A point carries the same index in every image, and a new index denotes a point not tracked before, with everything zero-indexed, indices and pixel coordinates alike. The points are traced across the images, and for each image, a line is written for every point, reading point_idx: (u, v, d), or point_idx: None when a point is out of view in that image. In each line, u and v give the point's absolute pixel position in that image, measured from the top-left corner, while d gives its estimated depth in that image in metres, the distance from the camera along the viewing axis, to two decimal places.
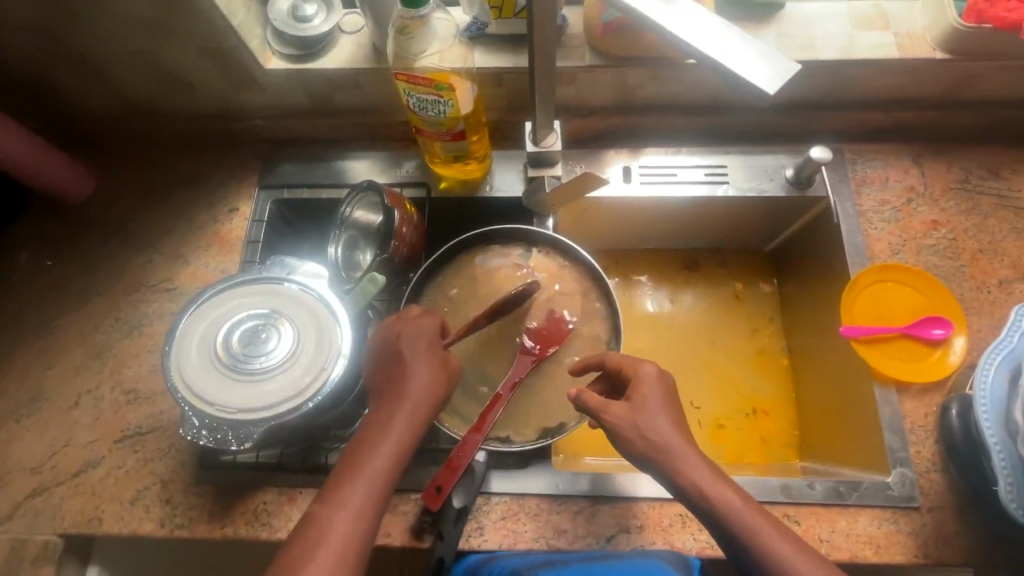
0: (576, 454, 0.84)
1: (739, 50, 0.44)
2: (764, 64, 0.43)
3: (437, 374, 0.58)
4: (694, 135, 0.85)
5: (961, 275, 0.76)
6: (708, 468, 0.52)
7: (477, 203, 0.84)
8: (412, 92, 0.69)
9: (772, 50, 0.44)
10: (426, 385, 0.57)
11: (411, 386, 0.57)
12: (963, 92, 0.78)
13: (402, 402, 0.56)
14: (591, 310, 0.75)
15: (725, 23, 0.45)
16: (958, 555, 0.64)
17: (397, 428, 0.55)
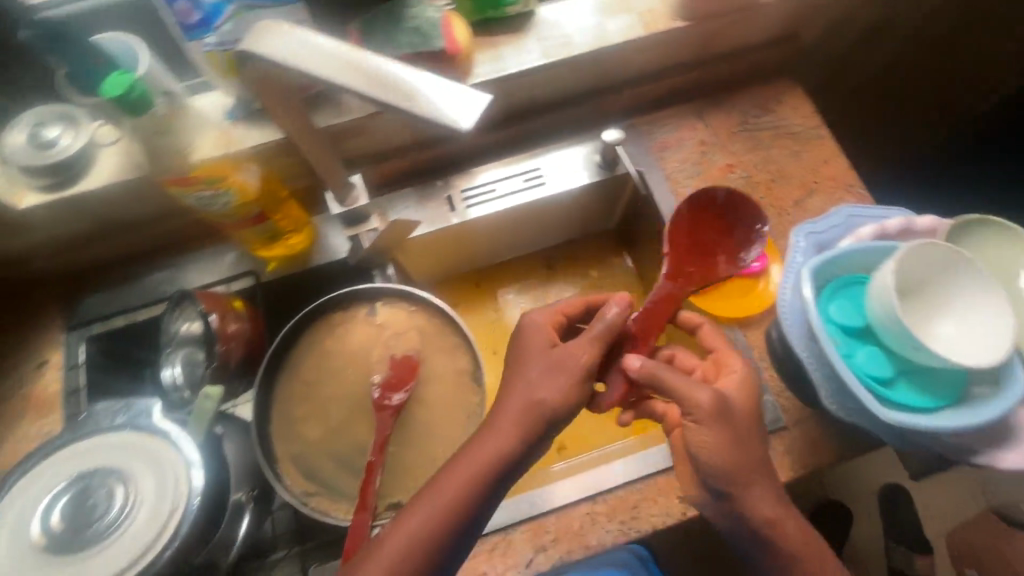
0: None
1: (428, 90, 0.42)
2: (452, 102, 0.42)
3: (552, 378, 0.57)
4: (504, 146, 0.87)
5: (763, 206, 0.84)
6: None
7: (310, 274, 0.81)
8: (188, 193, 0.65)
9: (458, 86, 0.43)
10: (539, 391, 0.56)
11: (526, 389, 0.56)
12: (714, 47, 0.86)
13: (511, 408, 0.55)
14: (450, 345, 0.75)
15: (412, 70, 0.43)
16: (829, 456, 0.70)
17: (494, 438, 0.54)
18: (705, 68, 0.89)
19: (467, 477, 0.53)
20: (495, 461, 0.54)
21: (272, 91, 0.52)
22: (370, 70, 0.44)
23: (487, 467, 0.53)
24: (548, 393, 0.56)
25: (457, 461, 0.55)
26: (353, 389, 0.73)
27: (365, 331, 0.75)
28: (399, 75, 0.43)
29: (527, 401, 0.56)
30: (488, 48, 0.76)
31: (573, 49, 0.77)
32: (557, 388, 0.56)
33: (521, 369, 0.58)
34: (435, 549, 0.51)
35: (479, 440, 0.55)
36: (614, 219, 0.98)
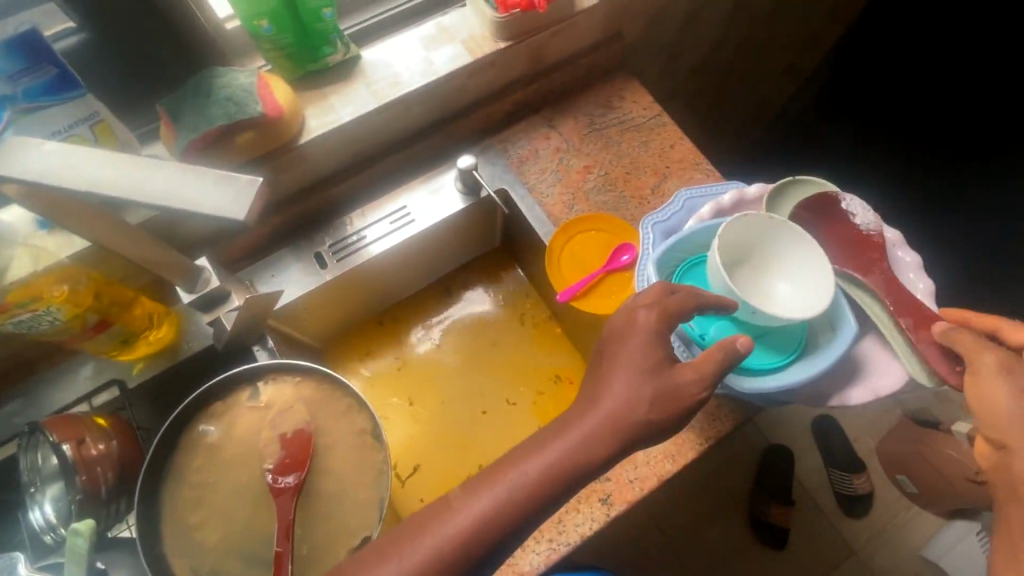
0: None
1: (202, 184, 0.44)
2: (233, 194, 0.44)
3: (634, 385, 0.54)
4: (365, 192, 0.86)
5: (624, 199, 0.87)
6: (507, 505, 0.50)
7: (184, 366, 0.77)
8: (3, 321, 0.60)
9: (238, 177, 0.44)
10: (633, 399, 0.53)
11: (636, 379, 0.54)
12: (547, 59, 0.89)
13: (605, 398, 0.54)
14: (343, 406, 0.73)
15: (192, 168, 0.44)
16: (727, 422, 0.74)
17: (575, 435, 0.52)
18: (544, 79, 0.91)
19: (542, 483, 0.50)
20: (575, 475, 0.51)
21: (58, 207, 0.50)
22: (138, 170, 0.44)
23: (558, 472, 0.51)
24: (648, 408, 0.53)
25: (521, 464, 0.51)
26: (250, 479, 0.69)
27: (252, 414, 0.72)
28: (170, 175, 0.44)
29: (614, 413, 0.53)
30: (316, 101, 0.75)
31: (405, 87, 0.77)
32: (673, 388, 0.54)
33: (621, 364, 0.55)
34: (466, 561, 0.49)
35: (556, 446, 0.52)
36: (497, 237, 0.98)
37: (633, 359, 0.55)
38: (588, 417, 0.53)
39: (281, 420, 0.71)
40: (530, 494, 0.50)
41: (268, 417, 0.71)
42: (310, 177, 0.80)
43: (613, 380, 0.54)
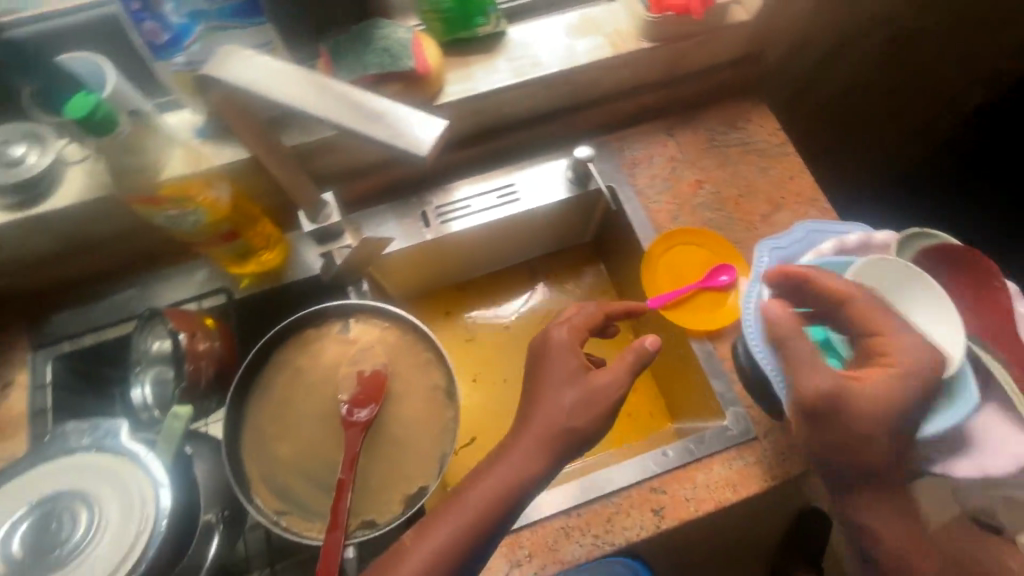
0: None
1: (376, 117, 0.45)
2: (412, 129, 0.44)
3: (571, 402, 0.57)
4: (478, 164, 0.88)
5: (731, 221, 0.86)
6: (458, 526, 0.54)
7: (284, 291, 0.81)
8: (157, 212, 0.67)
9: (419, 115, 0.45)
10: (564, 415, 0.57)
11: (557, 404, 0.57)
12: (683, 67, 0.88)
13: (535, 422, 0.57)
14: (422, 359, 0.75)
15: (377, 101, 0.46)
16: (798, 466, 0.72)
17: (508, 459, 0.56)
18: (674, 87, 0.91)
19: (478, 509, 0.54)
20: (510, 492, 0.55)
21: (233, 114, 0.53)
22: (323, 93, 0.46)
23: (496, 492, 0.55)
24: (571, 415, 0.57)
25: (469, 488, 0.55)
26: (325, 407, 0.73)
27: (339, 348, 0.75)
28: (355, 102, 0.46)
29: (544, 426, 0.56)
30: (458, 67, 0.78)
31: (543, 69, 0.79)
32: (594, 414, 0.57)
33: (552, 388, 0.58)
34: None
35: (483, 477, 0.56)
36: (589, 233, 0.99)
37: (554, 391, 0.58)
38: (511, 452, 0.56)
39: (363, 358, 0.75)
40: (476, 518, 0.54)
41: (353, 354, 0.75)
42: None
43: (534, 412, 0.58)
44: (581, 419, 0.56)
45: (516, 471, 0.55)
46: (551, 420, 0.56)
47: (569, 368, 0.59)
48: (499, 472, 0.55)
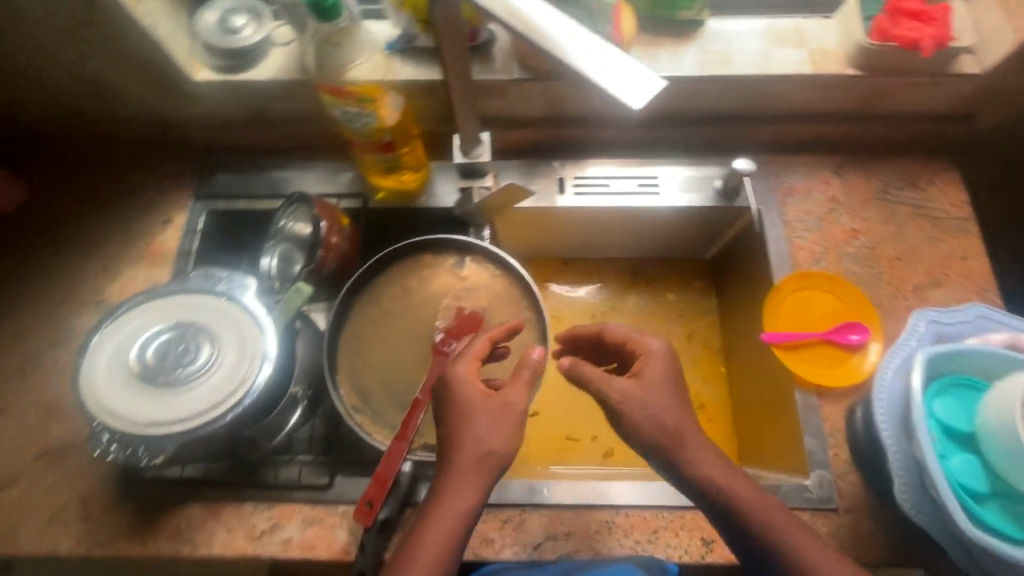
0: (545, 464, 0.82)
1: (607, 56, 0.43)
2: (629, 79, 0.42)
3: (497, 423, 0.55)
4: (628, 147, 0.87)
5: (879, 281, 0.78)
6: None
7: (413, 213, 0.84)
8: (337, 104, 0.69)
9: (641, 68, 0.43)
10: (494, 444, 0.54)
11: (477, 442, 0.53)
12: (878, 105, 0.81)
13: (461, 455, 0.53)
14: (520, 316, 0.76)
15: (597, 40, 0.44)
16: (874, 555, 0.66)
17: (461, 488, 0.52)
18: (860, 124, 0.84)
19: (442, 547, 0.50)
20: (465, 517, 0.51)
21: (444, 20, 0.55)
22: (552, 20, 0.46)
23: (459, 519, 0.51)
24: (490, 441, 0.54)
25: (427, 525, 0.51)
26: (420, 329, 0.76)
27: (449, 280, 0.78)
28: (574, 36, 0.44)
29: (476, 465, 0.53)
30: (646, 45, 0.77)
31: (731, 69, 0.76)
32: (505, 434, 0.54)
33: (461, 419, 0.55)
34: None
35: (433, 521, 0.51)
36: (712, 249, 0.96)
37: (470, 421, 0.55)
38: (450, 485, 0.52)
39: (465, 295, 0.77)
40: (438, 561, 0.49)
41: (460, 289, 0.77)
42: (596, 108, 0.82)
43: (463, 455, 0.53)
44: (505, 443, 0.54)
45: (469, 506, 0.52)
46: (480, 454, 0.53)
47: (471, 395, 0.56)
48: (449, 505, 0.51)
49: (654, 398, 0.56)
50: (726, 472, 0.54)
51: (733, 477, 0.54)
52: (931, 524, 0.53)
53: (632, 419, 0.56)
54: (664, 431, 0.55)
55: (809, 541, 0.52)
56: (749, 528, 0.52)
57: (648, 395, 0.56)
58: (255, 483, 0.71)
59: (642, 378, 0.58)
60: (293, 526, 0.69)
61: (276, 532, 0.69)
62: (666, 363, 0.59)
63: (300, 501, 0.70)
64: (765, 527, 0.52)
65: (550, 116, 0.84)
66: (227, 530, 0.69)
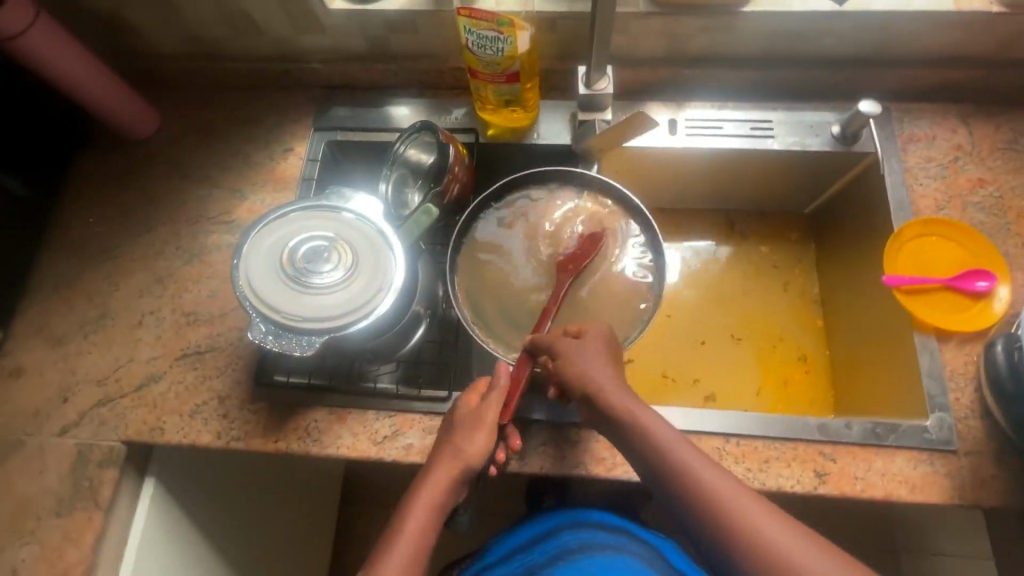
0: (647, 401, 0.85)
1: None
2: None
3: (481, 431, 0.63)
4: (740, 91, 0.86)
5: (1006, 232, 0.76)
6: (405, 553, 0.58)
7: (523, 149, 0.87)
8: (472, 29, 0.71)
9: None
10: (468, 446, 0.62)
11: (456, 447, 0.63)
12: (1015, 48, 0.78)
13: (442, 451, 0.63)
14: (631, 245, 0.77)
15: None
16: (995, 498, 0.65)
17: (439, 476, 0.62)
18: (993, 70, 0.81)
19: (420, 527, 0.60)
20: (438, 504, 0.61)
21: None
22: None
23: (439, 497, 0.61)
24: (468, 443, 0.62)
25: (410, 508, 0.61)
26: (531, 258, 0.79)
27: (563, 213, 0.80)
28: None
29: (451, 468, 0.62)
30: None
31: (863, 5, 0.75)
32: (484, 442, 0.62)
33: (449, 429, 0.65)
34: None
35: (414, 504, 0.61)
36: (814, 202, 0.94)
37: (455, 431, 0.64)
38: (427, 477, 0.62)
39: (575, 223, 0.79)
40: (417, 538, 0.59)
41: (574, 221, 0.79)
42: (713, 48, 0.82)
43: (440, 456, 0.63)
44: (483, 449, 0.62)
45: (442, 500, 0.61)
46: (459, 458, 0.62)
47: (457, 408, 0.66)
48: (426, 491, 0.61)
49: (596, 369, 0.62)
50: (655, 432, 0.58)
51: (670, 445, 0.57)
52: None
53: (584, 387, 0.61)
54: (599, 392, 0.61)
55: (747, 499, 0.53)
56: (680, 482, 0.55)
57: (598, 367, 0.62)
58: (377, 394, 0.75)
59: (583, 353, 0.63)
60: (412, 435, 0.73)
61: (397, 438, 0.73)
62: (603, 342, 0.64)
63: (419, 412, 0.74)
64: (696, 490, 0.54)
65: (666, 55, 0.84)
66: (352, 434, 0.74)
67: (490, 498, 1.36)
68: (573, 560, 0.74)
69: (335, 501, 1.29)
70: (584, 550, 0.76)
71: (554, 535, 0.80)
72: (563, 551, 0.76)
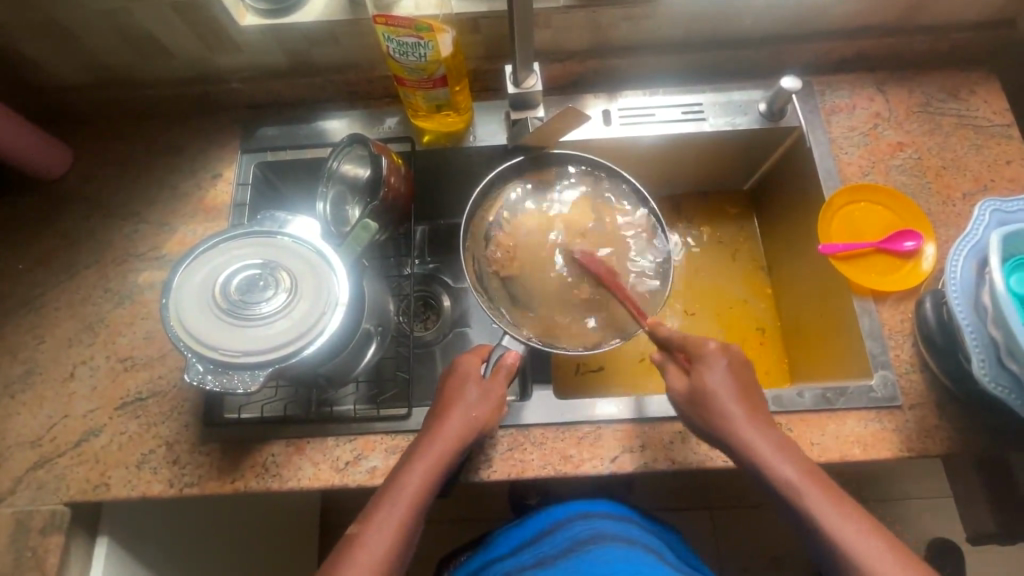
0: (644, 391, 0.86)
1: None
2: None
3: (487, 394, 0.67)
4: (669, 76, 0.87)
5: (927, 191, 0.80)
6: (397, 520, 0.57)
7: (461, 153, 0.86)
8: (392, 36, 0.69)
9: None
10: (475, 413, 0.65)
11: (464, 409, 0.65)
12: (919, 15, 0.82)
13: (448, 412, 0.64)
14: (631, 227, 0.80)
15: None
16: (940, 446, 0.68)
17: (442, 440, 0.62)
18: (902, 38, 0.84)
19: (419, 487, 0.59)
20: (442, 467, 0.61)
21: None
22: None
23: (440, 458, 0.61)
24: (476, 409, 0.65)
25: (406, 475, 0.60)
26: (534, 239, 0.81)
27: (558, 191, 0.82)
28: None
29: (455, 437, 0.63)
30: None
31: None
32: (489, 408, 0.66)
33: (455, 390, 0.66)
34: (403, 551, 0.57)
35: (415, 464, 0.61)
36: (751, 179, 0.96)
37: (461, 397, 0.66)
38: (431, 438, 0.62)
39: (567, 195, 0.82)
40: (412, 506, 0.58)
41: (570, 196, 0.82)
42: (639, 35, 0.83)
43: (445, 418, 0.64)
44: (489, 415, 0.66)
45: (443, 466, 0.61)
46: (466, 421, 0.64)
47: (467, 371, 0.68)
48: (431, 451, 0.61)
49: (726, 399, 0.60)
50: (787, 462, 0.56)
51: (825, 499, 0.54)
52: (1015, 397, 0.58)
53: (709, 410, 0.60)
54: (743, 435, 0.58)
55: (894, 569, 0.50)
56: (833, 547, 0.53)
57: (727, 399, 0.60)
58: (336, 419, 0.73)
59: (708, 377, 0.61)
60: (376, 457, 0.72)
61: (361, 462, 0.71)
62: (725, 367, 0.61)
63: (381, 432, 0.73)
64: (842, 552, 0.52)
65: (594, 47, 0.84)
66: (313, 465, 0.71)
67: (472, 502, 1.35)
68: (583, 551, 0.69)
69: (314, 527, 1.26)
70: (597, 540, 0.71)
71: (561, 530, 0.74)
72: (574, 543, 0.71)
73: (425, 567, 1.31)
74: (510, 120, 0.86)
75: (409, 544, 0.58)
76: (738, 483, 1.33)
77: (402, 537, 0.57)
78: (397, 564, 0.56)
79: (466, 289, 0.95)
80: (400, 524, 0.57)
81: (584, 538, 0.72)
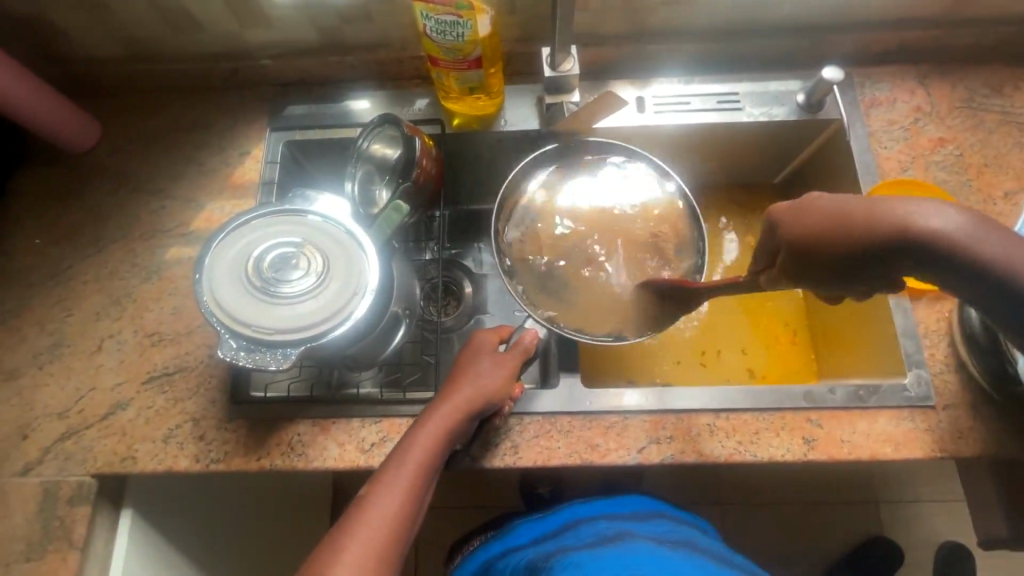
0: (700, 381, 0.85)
1: None
2: None
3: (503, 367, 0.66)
4: (706, 63, 0.86)
5: (967, 189, 0.78)
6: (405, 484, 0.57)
7: (490, 138, 0.85)
8: (430, 14, 0.68)
9: None
10: (488, 387, 0.64)
11: (476, 379, 0.64)
12: (967, 8, 0.79)
13: (462, 382, 0.64)
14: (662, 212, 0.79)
15: None
16: (974, 447, 0.67)
17: (450, 408, 0.62)
18: (946, 31, 0.82)
19: (425, 453, 0.59)
20: (447, 431, 0.61)
21: None
22: None
23: (451, 425, 0.61)
24: (490, 380, 0.64)
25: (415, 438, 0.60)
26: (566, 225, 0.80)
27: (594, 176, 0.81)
28: None
29: (465, 407, 0.62)
30: None
31: None
32: (502, 380, 0.65)
33: (469, 362, 0.66)
34: (413, 515, 0.56)
35: (424, 431, 0.60)
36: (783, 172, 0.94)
37: (473, 367, 0.66)
38: (441, 405, 0.62)
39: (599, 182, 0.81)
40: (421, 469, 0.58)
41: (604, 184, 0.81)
42: (678, 18, 0.81)
43: (456, 387, 0.64)
44: (501, 386, 0.65)
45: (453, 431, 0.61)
46: (478, 391, 0.63)
47: (482, 344, 0.68)
48: (438, 418, 0.61)
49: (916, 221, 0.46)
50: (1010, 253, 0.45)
51: None
52: None
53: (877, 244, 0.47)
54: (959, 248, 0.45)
55: None
56: None
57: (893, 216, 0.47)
58: (361, 400, 0.73)
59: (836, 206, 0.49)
60: None
61: (385, 444, 0.71)
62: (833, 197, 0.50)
63: (406, 415, 0.72)
64: None
65: (629, 31, 0.83)
66: (338, 445, 0.71)
67: (483, 489, 1.35)
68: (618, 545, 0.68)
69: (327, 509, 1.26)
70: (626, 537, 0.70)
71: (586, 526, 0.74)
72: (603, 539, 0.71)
73: (435, 553, 1.32)
74: (541, 105, 0.85)
75: (417, 510, 0.57)
76: (749, 480, 1.32)
77: (410, 502, 0.56)
78: (404, 532, 0.55)
79: (488, 276, 0.94)
80: (409, 490, 0.57)
81: (611, 534, 0.71)
